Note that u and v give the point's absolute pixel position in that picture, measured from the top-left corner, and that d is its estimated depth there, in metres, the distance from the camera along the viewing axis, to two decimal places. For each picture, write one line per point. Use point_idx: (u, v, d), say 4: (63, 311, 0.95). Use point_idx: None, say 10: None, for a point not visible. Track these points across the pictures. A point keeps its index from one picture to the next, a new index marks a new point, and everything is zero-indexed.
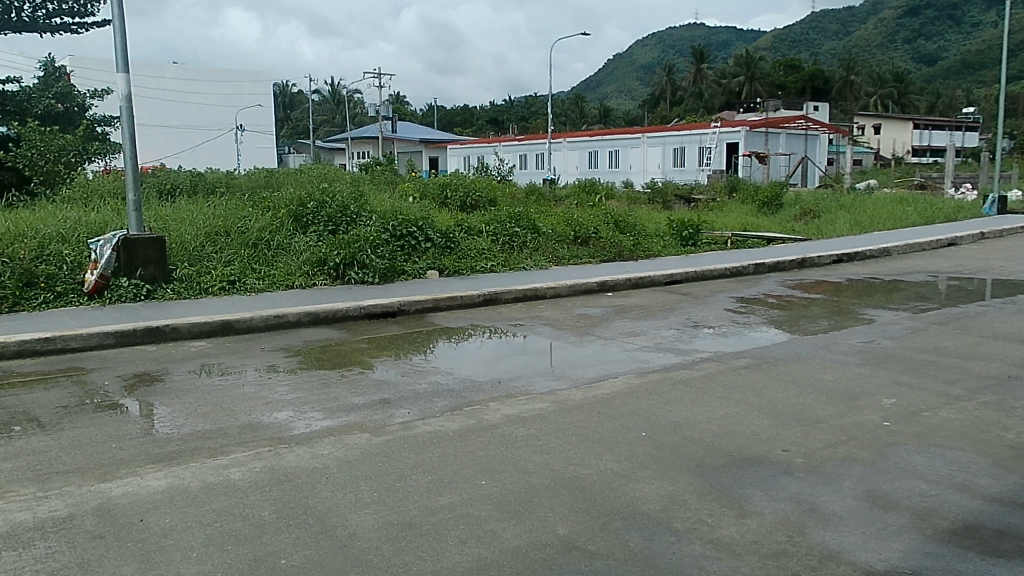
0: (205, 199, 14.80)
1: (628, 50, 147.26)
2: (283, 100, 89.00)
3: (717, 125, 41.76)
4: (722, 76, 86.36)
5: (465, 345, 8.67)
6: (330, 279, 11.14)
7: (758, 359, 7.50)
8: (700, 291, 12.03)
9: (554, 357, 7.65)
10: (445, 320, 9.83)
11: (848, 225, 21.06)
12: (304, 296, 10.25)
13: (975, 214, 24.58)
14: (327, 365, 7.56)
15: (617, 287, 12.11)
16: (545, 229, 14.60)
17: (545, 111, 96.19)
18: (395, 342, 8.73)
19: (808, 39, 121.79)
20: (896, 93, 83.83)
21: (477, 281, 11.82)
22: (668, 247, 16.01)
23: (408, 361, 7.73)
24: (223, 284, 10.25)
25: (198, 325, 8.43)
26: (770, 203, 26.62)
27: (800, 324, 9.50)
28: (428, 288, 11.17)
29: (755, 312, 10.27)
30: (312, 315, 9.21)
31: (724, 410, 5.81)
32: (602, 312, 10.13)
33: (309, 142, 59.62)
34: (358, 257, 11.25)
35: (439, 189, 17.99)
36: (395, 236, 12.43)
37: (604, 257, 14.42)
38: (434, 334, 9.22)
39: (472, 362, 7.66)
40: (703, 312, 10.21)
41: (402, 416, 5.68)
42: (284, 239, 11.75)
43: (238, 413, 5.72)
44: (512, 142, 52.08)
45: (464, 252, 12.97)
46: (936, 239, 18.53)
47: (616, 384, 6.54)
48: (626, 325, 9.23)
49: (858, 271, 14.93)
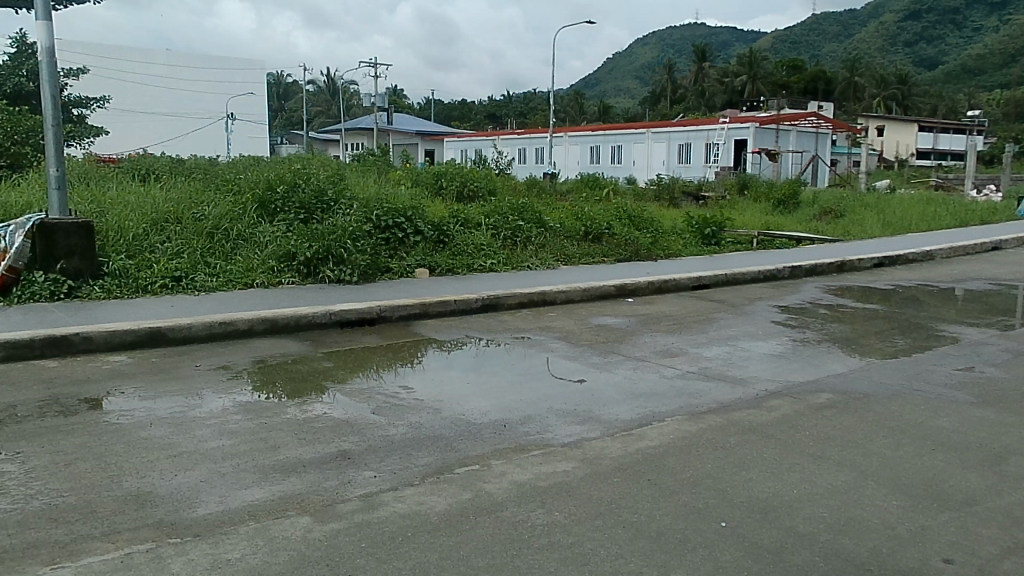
0: (161, 180, 12.97)
1: (628, 49, 145.83)
2: (277, 90, 87.49)
3: (725, 120, 39.96)
4: (724, 76, 84.82)
5: (462, 360, 6.91)
6: (300, 277, 9.36)
7: (842, 395, 5.73)
8: (735, 297, 10.29)
9: (575, 386, 5.86)
10: (434, 330, 8.04)
11: (878, 226, 19.36)
12: (264, 297, 8.48)
13: (1008, 216, 22.88)
14: (283, 389, 5.79)
15: (638, 292, 10.37)
16: (552, 223, 12.84)
17: (543, 107, 94.49)
18: (376, 357, 6.97)
19: (810, 40, 120.32)
20: (902, 94, 82.24)
21: (474, 282, 10.05)
22: (688, 246, 14.27)
23: (390, 386, 5.95)
24: (166, 281, 8.46)
25: (117, 335, 6.64)
26: (787, 201, 24.94)
27: (871, 341, 7.74)
28: (416, 289, 9.40)
29: (810, 325, 8.52)
30: (271, 321, 7.43)
31: (830, 483, 4.04)
32: (625, 322, 8.37)
33: (302, 133, 57.82)
34: (333, 251, 9.48)
35: (434, 177, 16.24)
36: (379, 228, 10.65)
37: (618, 255, 12.66)
38: (422, 345, 7.46)
39: (471, 389, 5.89)
40: (746, 324, 8.45)
41: (367, 482, 3.91)
42: (246, 227, 9.91)
43: (124, 474, 3.94)
44: (512, 135, 50.42)
45: (460, 247, 11.20)
46: (982, 243, 16.87)
47: (664, 433, 4.76)
48: (658, 340, 7.48)
49: (906, 277, 13.20)
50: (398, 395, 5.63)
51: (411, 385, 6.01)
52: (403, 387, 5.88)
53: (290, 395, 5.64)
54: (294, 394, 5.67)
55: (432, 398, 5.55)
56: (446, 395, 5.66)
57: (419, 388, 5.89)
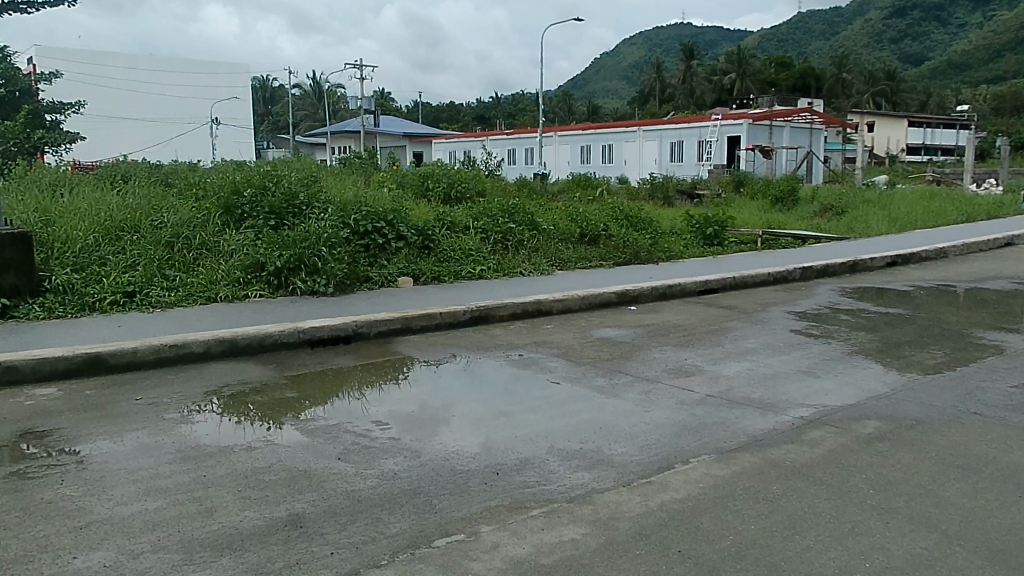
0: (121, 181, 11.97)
1: (615, 50, 145.40)
2: (262, 95, 86.57)
3: (718, 117, 39.20)
4: (713, 73, 84.29)
5: (448, 380, 6.05)
6: (269, 289, 8.49)
7: (891, 423, 4.91)
8: (746, 303, 9.49)
9: (579, 416, 5.00)
10: (417, 346, 7.18)
11: (883, 222, 18.60)
12: (227, 312, 7.61)
13: (1014, 211, 22.22)
14: (236, 423, 4.91)
15: (641, 299, 9.53)
16: (545, 225, 11.99)
17: (532, 108, 93.72)
18: (351, 379, 6.11)
19: (796, 37, 120.08)
20: (891, 89, 81.79)
21: (462, 291, 9.22)
22: (689, 247, 13.48)
23: (363, 417, 5.07)
24: (117, 297, 7.56)
25: (47, 363, 5.75)
26: (785, 198, 24.21)
27: (907, 352, 6.93)
28: (398, 300, 8.55)
29: (834, 334, 7.71)
30: (231, 340, 6.55)
31: (909, 551, 3.20)
32: (631, 335, 7.54)
33: (288, 138, 56.85)
34: (306, 260, 8.61)
35: (419, 178, 15.37)
36: (357, 233, 9.74)
37: (617, 259, 11.85)
38: (403, 364, 6.60)
39: (458, 419, 5.02)
40: (764, 335, 7.62)
41: (320, 565, 3.04)
42: (211, 235, 9.00)
43: (9, 561, 3.07)
44: (501, 136, 49.58)
45: (446, 253, 10.34)
46: (994, 238, 16.16)
47: (691, 481, 3.90)
48: (669, 356, 6.63)
49: (923, 276, 12.43)
50: (371, 429, 4.76)
51: (388, 414, 5.14)
52: (379, 420, 5.01)
53: (244, 430, 4.75)
54: (247, 430, 4.78)
55: (411, 435, 4.67)
56: (425, 431, 4.78)
57: (398, 420, 5.02)
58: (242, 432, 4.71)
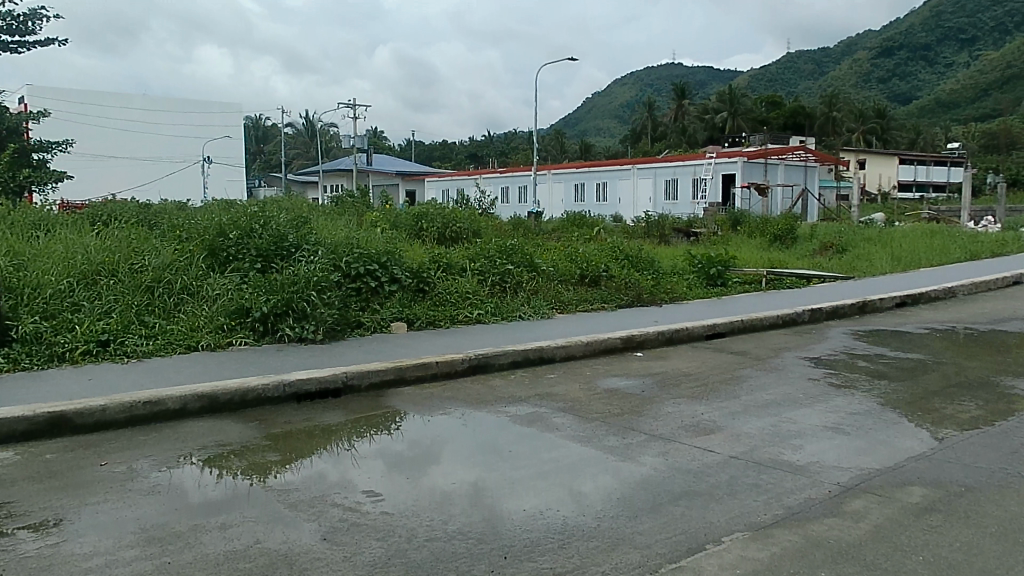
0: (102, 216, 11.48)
1: (607, 90, 146.81)
2: (256, 134, 86.68)
3: (712, 155, 39.13)
4: (705, 112, 84.84)
5: (445, 436, 5.56)
6: (255, 336, 8.01)
7: (938, 491, 4.44)
8: (758, 349, 9.04)
9: (593, 484, 4.51)
10: (412, 399, 6.68)
11: (886, 262, 18.23)
12: (208, 362, 7.11)
13: (1016, 249, 21.96)
14: (212, 490, 4.41)
15: (647, 345, 9.08)
16: (544, 266, 11.57)
17: (524, 146, 94.07)
18: (341, 437, 5.61)
19: (785, 77, 121.47)
20: (881, 127, 82.44)
21: (459, 337, 8.76)
22: (692, 288, 13.06)
23: (354, 479, 4.64)
24: (90, 347, 7.08)
25: (6, 424, 5.24)
26: (783, 236, 23.91)
27: (938, 405, 6.48)
28: (391, 347, 8.07)
29: (856, 384, 7.26)
30: (210, 396, 6.04)
31: None
32: (641, 386, 7.07)
33: (281, 176, 56.63)
34: (293, 305, 8.16)
35: (413, 218, 14.98)
36: (348, 276, 9.27)
37: (619, 301, 11.42)
38: (397, 418, 6.11)
39: (457, 480, 4.61)
40: (783, 385, 7.16)
41: None
42: (193, 279, 8.54)
43: None
44: (495, 174, 49.46)
45: (441, 296, 9.90)
46: (1001, 277, 15.81)
47: (727, 569, 3.41)
48: (685, 411, 6.16)
49: (935, 318, 12.03)
50: (366, 495, 4.33)
51: (381, 475, 4.72)
52: (372, 482, 4.58)
53: (221, 498, 4.28)
54: (223, 501, 4.27)
55: (410, 500, 4.26)
56: (422, 501, 4.27)
57: (393, 483, 4.59)
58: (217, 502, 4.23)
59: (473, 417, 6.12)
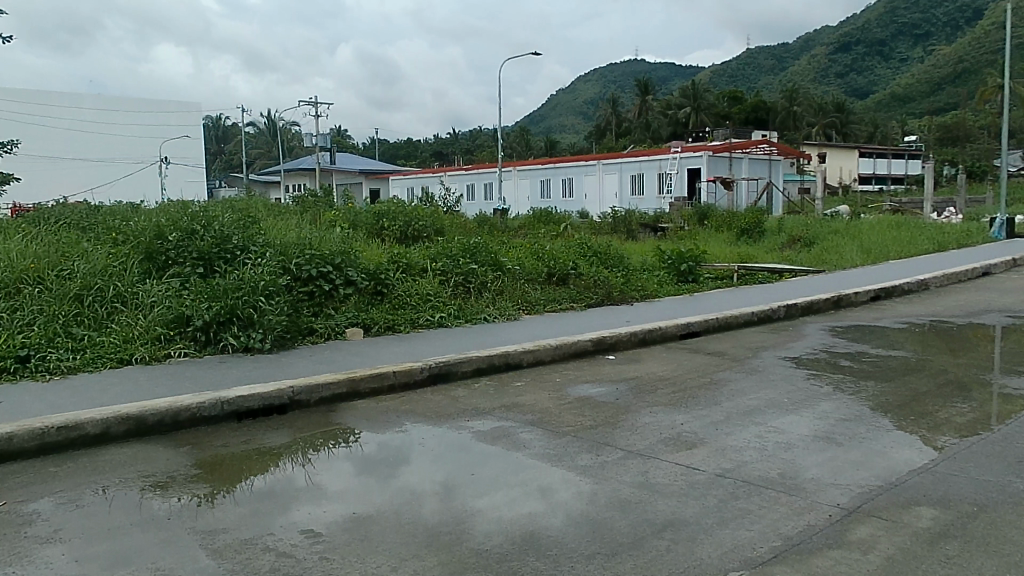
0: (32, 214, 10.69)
1: (571, 87, 146.82)
2: (215, 134, 85.08)
3: (677, 149, 38.92)
4: (668, 107, 85.02)
5: (402, 456, 5.04)
6: (195, 347, 7.36)
7: (949, 511, 3.98)
8: (735, 349, 8.61)
9: (568, 516, 3.98)
10: (366, 414, 6.10)
11: (855, 254, 18.01)
12: (139, 377, 6.45)
13: (981, 239, 21.96)
14: (143, 520, 3.99)
15: (619, 347, 8.58)
16: (510, 264, 11.03)
17: (489, 144, 93.49)
18: (284, 459, 5.04)
19: (746, 73, 122.30)
20: (840, 121, 83.37)
21: (419, 342, 8.18)
22: (663, 284, 12.64)
23: (322, 483, 4.55)
24: (5, 365, 6.38)
25: None
26: (751, 229, 23.68)
27: (930, 408, 6.07)
28: (345, 355, 7.47)
29: (840, 386, 6.85)
30: (137, 417, 5.41)
31: None
32: (615, 394, 6.57)
33: (242, 177, 55.56)
34: (238, 312, 7.50)
35: (373, 216, 14.36)
36: (299, 279, 8.64)
37: (588, 300, 10.94)
38: (349, 436, 5.54)
39: (426, 479, 4.57)
40: (765, 389, 6.72)
41: None
42: (128, 286, 7.84)
43: None
44: (459, 172, 48.92)
45: (400, 299, 9.31)
46: (972, 268, 15.63)
47: None
48: (664, 422, 5.67)
49: (910, 311, 11.73)
50: (333, 502, 4.24)
51: (350, 477, 4.65)
52: (340, 485, 4.50)
53: (156, 527, 3.90)
54: (155, 532, 3.83)
55: (380, 504, 4.19)
56: (371, 539, 3.74)
57: (362, 484, 4.52)
58: (142, 543, 3.70)
59: (432, 433, 5.56)
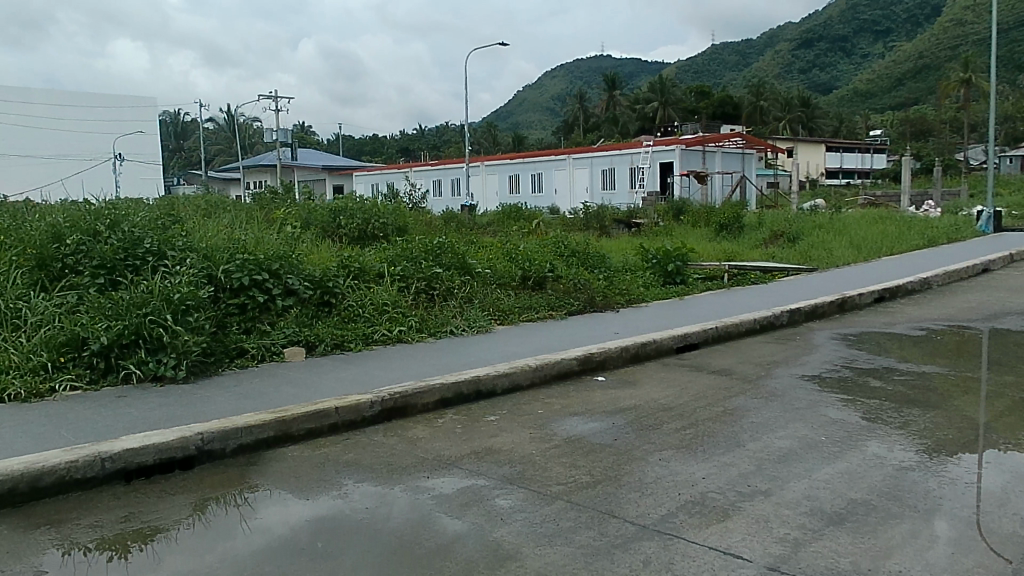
0: None
1: (538, 82, 145.60)
2: (173, 130, 82.49)
3: (649, 142, 37.71)
4: (636, 102, 84.09)
5: (352, 477, 4.55)
6: (92, 376, 5.97)
7: None
8: (744, 367, 7.39)
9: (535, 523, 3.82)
10: (297, 464, 4.80)
11: (844, 251, 16.97)
12: (7, 423, 5.00)
13: (968, 234, 21.10)
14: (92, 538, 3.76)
15: (609, 365, 7.33)
16: (480, 267, 9.71)
17: (455, 140, 91.94)
18: (208, 516, 4.04)
19: (711, 69, 122.15)
20: (807, 115, 83.17)
21: (373, 363, 6.87)
22: (649, 287, 11.42)
23: (276, 493, 4.34)
24: None
25: None
26: (730, 225, 22.59)
27: (1005, 449, 4.88)
28: (282, 384, 6.10)
29: (883, 416, 5.65)
30: None
31: None
32: (615, 432, 5.29)
33: (200, 173, 53.47)
34: (146, 332, 6.12)
35: (328, 214, 12.95)
36: (228, 290, 7.26)
37: (569, 307, 9.67)
38: (271, 498, 4.27)
39: (383, 485, 4.41)
40: (794, 424, 5.49)
41: None
42: (8, 304, 6.39)
43: None
44: (425, 167, 47.40)
45: (351, 310, 7.95)
46: (972, 265, 14.67)
47: None
48: (681, 477, 4.41)
49: (921, 313, 10.66)
50: (290, 511, 4.06)
51: (304, 485, 4.45)
52: (295, 495, 4.29)
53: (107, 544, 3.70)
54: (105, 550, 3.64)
55: (340, 512, 4.02)
56: (331, 560, 3.49)
57: (318, 493, 4.33)
58: None
59: (380, 491, 4.33)
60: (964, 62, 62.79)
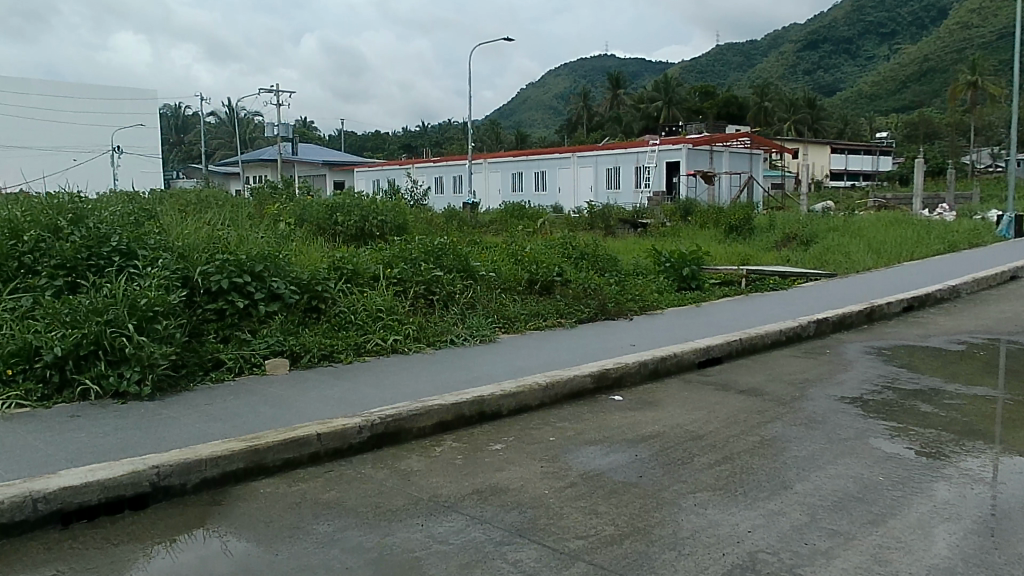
0: None
1: (541, 80, 144.81)
2: (174, 123, 81.83)
3: (656, 141, 36.99)
4: (641, 101, 83.33)
5: (332, 512, 3.97)
6: (44, 393, 5.27)
7: None
8: (775, 385, 6.68)
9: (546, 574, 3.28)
10: (269, 502, 4.12)
11: (862, 256, 16.28)
12: None
13: (987, 238, 20.35)
14: None
15: (626, 383, 6.62)
16: (484, 271, 9.00)
17: (458, 137, 91.23)
18: (166, 562, 3.45)
19: (715, 69, 121.34)
20: (813, 116, 82.38)
21: (364, 378, 6.17)
22: (663, 292, 10.70)
23: (244, 532, 3.76)
24: None
25: None
26: (741, 226, 21.86)
27: None
28: (259, 403, 5.40)
29: (943, 450, 4.95)
30: None
31: None
32: (639, 467, 4.59)
33: (200, 168, 52.81)
34: (107, 342, 5.42)
35: (323, 211, 12.25)
36: (205, 294, 6.56)
37: (579, 315, 8.97)
38: (236, 544, 3.63)
39: (367, 521, 3.85)
40: (843, 459, 4.78)
41: None
42: None
43: None
44: (427, 164, 46.68)
45: (342, 317, 7.24)
46: (999, 272, 13.98)
47: None
48: (722, 531, 3.72)
49: (954, 324, 9.96)
50: (261, 555, 3.48)
51: (278, 522, 3.87)
52: (267, 535, 3.72)
53: None
54: None
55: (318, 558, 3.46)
56: None
57: (294, 531, 3.76)
58: None
59: (365, 533, 3.71)
60: (972, 64, 62.22)
